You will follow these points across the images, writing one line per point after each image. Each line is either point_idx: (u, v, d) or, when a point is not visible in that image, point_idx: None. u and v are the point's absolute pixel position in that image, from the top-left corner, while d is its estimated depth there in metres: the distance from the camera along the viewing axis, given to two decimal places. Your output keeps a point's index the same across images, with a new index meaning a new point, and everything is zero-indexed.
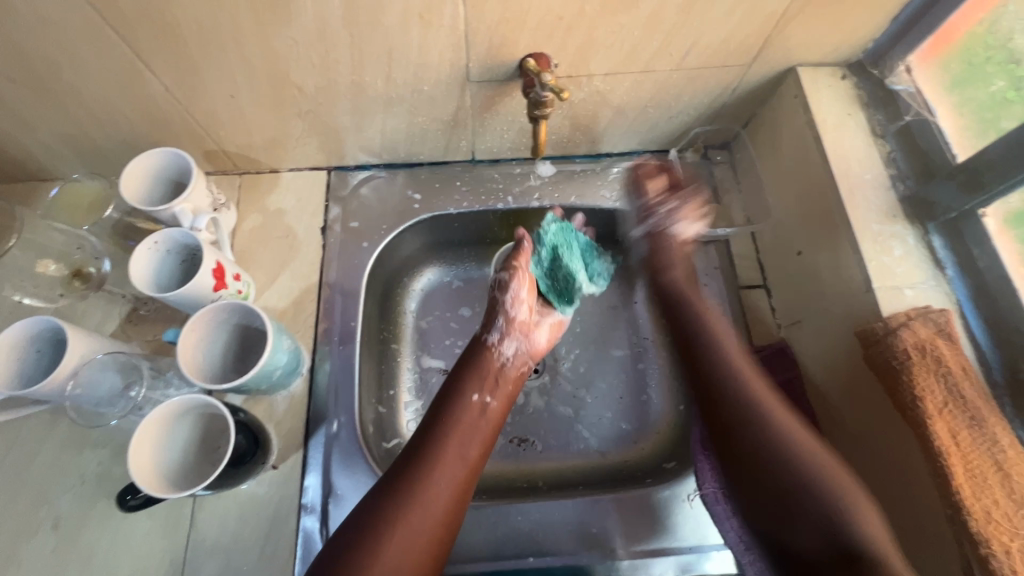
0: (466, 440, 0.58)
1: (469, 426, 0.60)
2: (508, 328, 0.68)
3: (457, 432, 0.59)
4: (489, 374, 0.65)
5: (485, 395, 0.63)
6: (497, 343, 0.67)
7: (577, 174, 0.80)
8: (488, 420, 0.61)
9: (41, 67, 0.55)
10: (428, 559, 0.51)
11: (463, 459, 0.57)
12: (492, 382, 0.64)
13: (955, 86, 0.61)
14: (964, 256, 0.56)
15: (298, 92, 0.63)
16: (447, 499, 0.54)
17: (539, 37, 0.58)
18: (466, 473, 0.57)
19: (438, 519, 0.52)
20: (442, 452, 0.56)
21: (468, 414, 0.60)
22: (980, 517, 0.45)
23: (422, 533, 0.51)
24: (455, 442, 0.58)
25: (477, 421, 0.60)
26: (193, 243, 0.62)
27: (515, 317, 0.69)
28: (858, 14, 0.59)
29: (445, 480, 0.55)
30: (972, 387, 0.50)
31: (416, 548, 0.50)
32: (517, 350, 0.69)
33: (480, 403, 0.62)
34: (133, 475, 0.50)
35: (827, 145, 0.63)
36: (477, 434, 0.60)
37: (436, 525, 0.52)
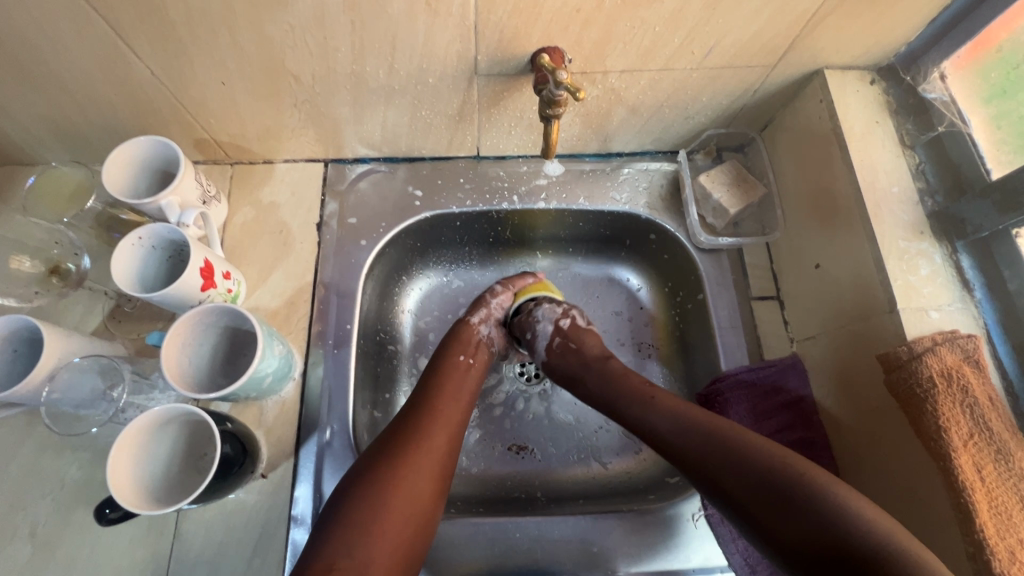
0: (456, 390, 0.61)
1: (459, 378, 0.63)
2: (487, 314, 0.71)
3: (449, 383, 0.62)
4: (471, 340, 0.68)
5: (469, 356, 0.66)
6: (478, 324, 0.70)
7: (586, 174, 0.76)
8: (474, 376, 0.64)
9: (16, 46, 0.51)
10: (436, 489, 0.53)
11: (457, 402, 0.60)
12: (472, 347, 0.67)
13: (994, 96, 0.58)
14: (993, 278, 0.53)
15: (293, 81, 0.59)
16: (447, 438, 0.56)
17: (554, 30, 0.54)
18: (461, 413, 0.60)
19: (442, 455, 0.55)
20: (439, 399, 0.59)
21: (457, 370, 0.63)
22: (1003, 557, 0.43)
23: (428, 468, 0.53)
24: (449, 387, 0.61)
25: (465, 376, 0.63)
26: (180, 239, 0.58)
27: (494, 311, 0.72)
28: (892, 17, 0.55)
29: (445, 419, 0.57)
30: (1000, 419, 0.48)
31: (427, 475, 0.52)
32: (492, 332, 0.71)
33: (466, 362, 0.65)
34: (113, 490, 0.47)
35: (853, 154, 0.60)
36: (466, 388, 0.63)
37: (442, 457, 0.54)
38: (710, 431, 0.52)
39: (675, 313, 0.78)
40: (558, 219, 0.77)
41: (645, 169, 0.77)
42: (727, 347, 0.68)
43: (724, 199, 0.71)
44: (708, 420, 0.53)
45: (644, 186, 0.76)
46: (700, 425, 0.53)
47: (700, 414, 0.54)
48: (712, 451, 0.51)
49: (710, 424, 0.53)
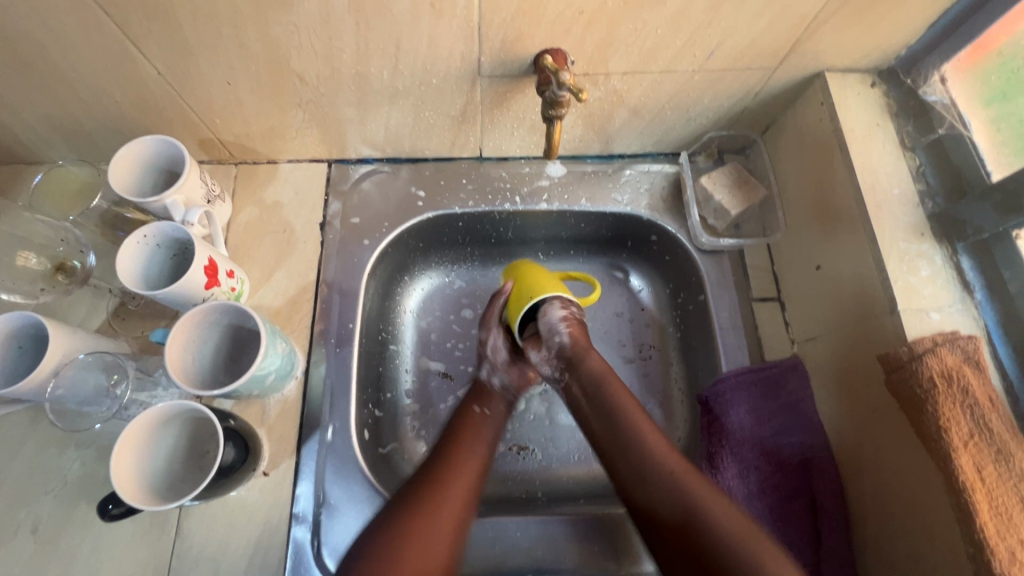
0: (473, 440, 0.60)
1: (476, 429, 0.62)
2: (494, 366, 0.69)
3: (464, 434, 0.61)
4: (484, 392, 0.67)
5: (483, 407, 0.65)
6: (487, 377, 0.68)
7: (588, 175, 0.77)
8: (491, 427, 0.63)
9: (25, 46, 0.52)
10: (451, 550, 0.51)
11: (475, 453, 0.59)
12: (487, 399, 0.66)
13: (994, 99, 0.58)
14: (994, 279, 0.53)
15: (298, 82, 0.60)
16: (464, 492, 0.55)
17: (557, 32, 0.55)
18: (480, 467, 0.58)
19: (459, 512, 0.53)
20: (456, 450, 0.59)
21: (472, 423, 0.62)
22: (1003, 558, 0.43)
23: (445, 521, 0.52)
24: (465, 438, 0.60)
25: (481, 428, 0.62)
26: (185, 237, 0.59)
27: (500, 357, 0.69)
28: (892, 20, 0.56)
29: (462, 472, 0.56)
30: (1000, 420, 0.48)
31: (443, 533, 0.51)
32: (505, 379, 0.68)
33: (481, 413, 0.64)
34: (116, 485, 0.48)
35: (853, 156, 0.60)
36: (484, 437, 0.61)
37: (460, 514, 0.53)
38: (673, 483, 0.50)
39: (676, 314, 0.78)
40: (560, 220, 0.77)
41: (647, 171, 0.77)
42: (728, 348, 0.68)
43: (725, 201, 0.71)
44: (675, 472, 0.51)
45: (645, 187, 0.76)
46: (665, 476, 0.51)
47: (673, 463, 0.52)
48: (665, 503, 0.50)
49: (671, 472, 0.51)
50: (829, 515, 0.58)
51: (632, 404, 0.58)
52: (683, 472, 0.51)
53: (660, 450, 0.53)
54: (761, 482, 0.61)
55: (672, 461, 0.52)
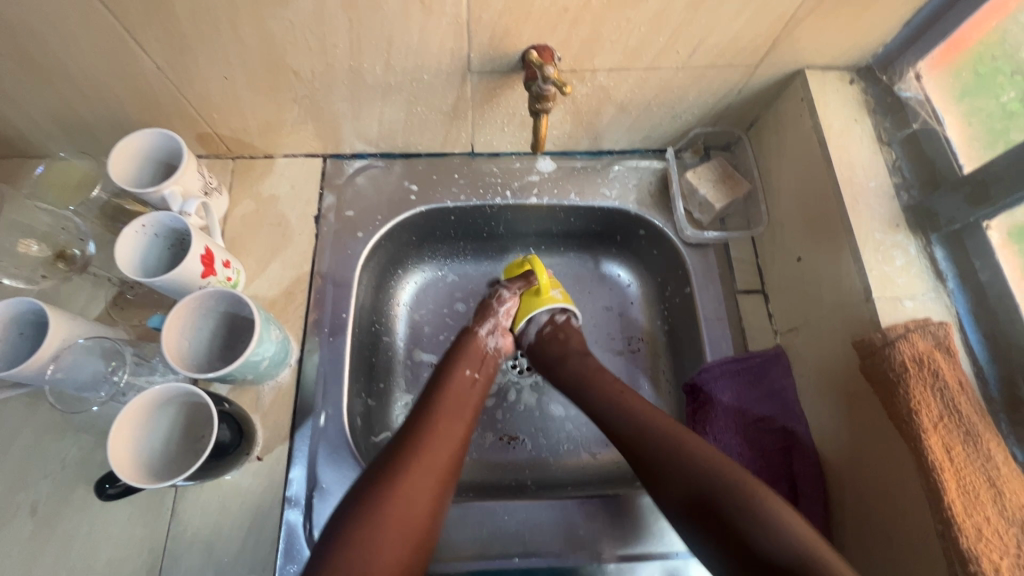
0: (459, 404, 0.62)
1: (464, 393, 0.63)
2: (495, 325, 0.72)
3: (452, 397, 0.62)
4: (478, 355, 0.68)
5: (475, 371, 0.66)
6: (484, 335, 0.70)
7: (577, 171, 0.78)
8: (479, 391, 0.65)
9: (28, 40, 0.53)
10: (434, 509, 0.53)
11: (460, 416, 0.61)
12: (479, 362, 0.68)
13: (966, 95, 0.60)
14: (966, 269, 0.55)
15: (293, 77, 0.62)
16: (447, 455, 0.57)
17: (543, 29, 0.56)
18: (464, 430, 0.60)
19: (441, 474, 0.55)
20: (441, 414, 0.60)
21: (461, 384, 0.64)
22: (971, 533, 0.44)
23: (425, 486, 0.53)
24: (450, 401, 0.62)
25: (470, 390, 0.64)
26: (182, 227, 0.60)
27: (503, 321, 0.72)
28: (868, 19, 0.58)
29: (446, 435, 0.58)
30: (969, 403, 0.49)
31: (425, 493, 0.53)
32: (500, 343, 0.71)
33: (472, 377, 0.65)
34: (113, 464, 0.49)
35: (832, 150, 0.62)
36: (470, 402, 0.63)
37: (441, 475, 0.55)
38: (677, 448, 0.56)
39: (664, 306, 0.80)
40: (550, 214, 0.79)
41: (635, 166, 0.79)
42: (712, 338, 0.70)
43: (708, 196, 0.73)
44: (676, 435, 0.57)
45: (633, 183, 0.78)
46: (669, 444, 0.56)
47: (671, 430, 0.58)
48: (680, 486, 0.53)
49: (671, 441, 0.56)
50: (809, 498, 0.59)
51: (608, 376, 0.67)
52: (683, 439, 0.56)
53: (652, 423, 0.59)
54: (744, 467, 0.62)
55: (669, 428, 0.58)
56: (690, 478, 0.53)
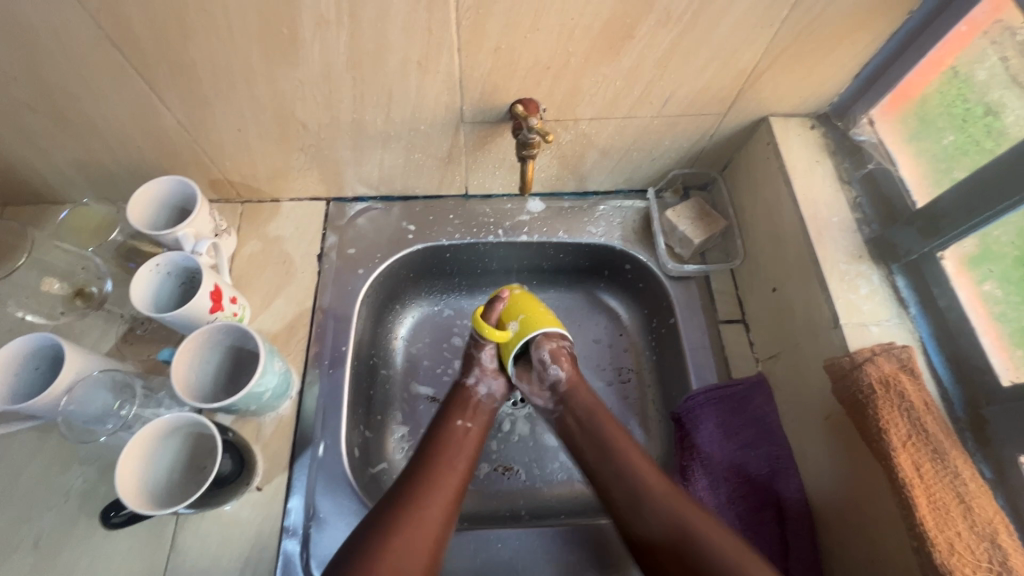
0: (454, 453, 0.63)
1: (456, 445, 0.64)
2: (482, 372, 0.71)
3: (445, 452, 0.62)
4: (469, 403, 0.69)
5: (468, 421, 0.67)
6: (474, 384, 0.70)
7: (565, 211, 0.83)
8: (473, 441, 0.65)
9: (62, 96, 0.59)
10: (429, 563, 0.54)
11: (454, 470, 0.61)
12: (473, 410, 0.68)
13: (913, 137, 0.66)
14: (926, 297, 0.59)
15: (301, 128, 0.67)
16: (441, 510, 0.57)
17: (529, 84, 0.63)
18: (458, 484, 0.60)
19: (434, 532, 0.55)
20: (432, 469, 0.60)
21: (456, 436, 0.64)
22: (943, 549, 0.46)
23: (421, 541, 0.54)
24: (445, 455, 0.62)
25: (462, 442, 0.64)
26: (194, 266, 0.64)
27: (489, 364, 0.71)
28: (820, 72, 0.65)
29: (437, 490, 0.58)
30: (935, 422, 0.52)
31: (418, 552, 0.54)
32: (492, 387, 0.71)
33: (465, 427, 0.66)
34: (119, 491, 0.51)
35: (797, 189, 0.67)
36: (465, 450, 0.64)
37: (434, 533, 0.55)
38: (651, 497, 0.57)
39: (652, 337, 0.83)
40: (540, 251, 0.83)
41: (619, 206, 0.84)
42: (697, 366, 0.73)
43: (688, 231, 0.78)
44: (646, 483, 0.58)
45: (617, 221, 0.83)
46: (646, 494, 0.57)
47: (640, 475, 0.59)
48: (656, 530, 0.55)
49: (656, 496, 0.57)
50: (796, 524, 0.61)
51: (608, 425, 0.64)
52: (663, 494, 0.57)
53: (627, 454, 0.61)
54: (730, 493, 0.64)
55: (648, 482, 0.58)
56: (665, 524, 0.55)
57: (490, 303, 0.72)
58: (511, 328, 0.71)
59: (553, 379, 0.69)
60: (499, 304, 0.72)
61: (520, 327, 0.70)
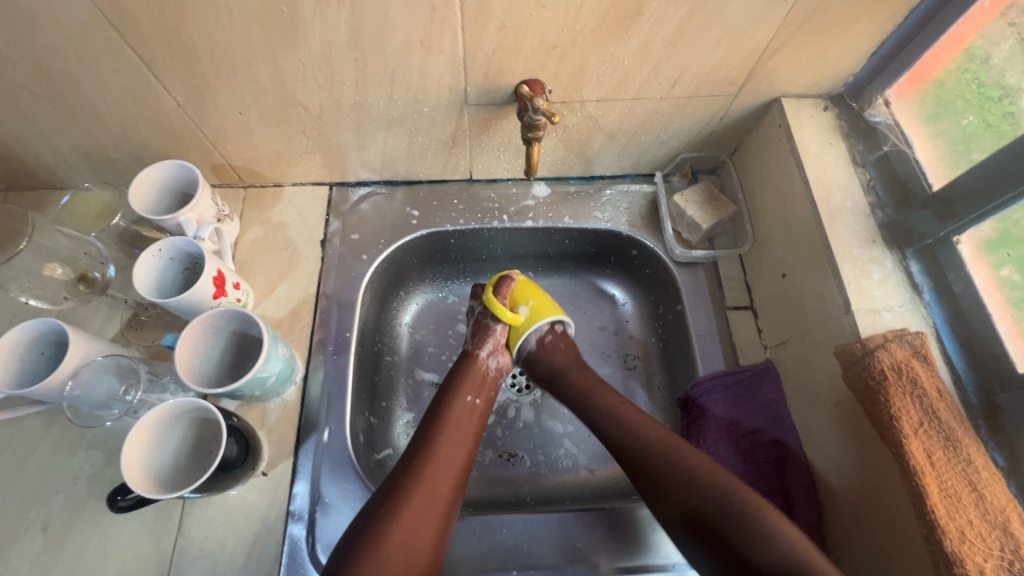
0: (462, 429, 0.62)
1: (464, 420, 0.63)
2: (495, 346, 0.72)
3: (451, 426, 0.62)
4: (479, 378, 0.68)
5: (476, 397, 0.66)
6: (485, 356, 0.70)
7: (571, 195, 0.82)
8: (479, 417, 0.65)
9: (60, 79, 0.58)
10: (436, 539, 0.54)
11: (462, 446, 0.61)
12: (479, 384, 0.67)
13: (932, 118, 0.64)
14: (941, 282, 0.58)
15: (303, 111, 0.66)
16: (449, 484, 0.57)
17: (535, 64, 0.61)
18: (465, 459, 0.60)
19: (440, 505, 0.56)
20: (439, 443, 0.60)
21: (463, 410, 0.64)
22: (954, 537, 0.45)
23: (430, 516, 0.54)
24: (452, 431, 0.61)
25: (470, 417, 0.64)
26: (196, 251, 0.64)
27: (501, 339, 0.73)
28: (836, 50, 0.63)
29: (445, 466, 0.58)
30: (948, 409, 0.51)
31: (427, 525, 0.54)
32: (501, 361, 0.72)
33: (472, 403, 0.65)
34: (125, 474, 0.52)
35: (809, 172, 0.66)
36: (472, 427, 0.63)
37: (441, 507, 0.56)
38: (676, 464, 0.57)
39: (658, 324, 0.82)
40: (545, 236, 0.82)
41: (626, 190, 0.83)
42: (704, 353, 0.72)
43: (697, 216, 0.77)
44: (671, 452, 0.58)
45: (623, 206, 0.82)
46: (670, 460, 0.57)
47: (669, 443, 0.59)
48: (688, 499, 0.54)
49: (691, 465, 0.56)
50: (803, 511, 0.60)
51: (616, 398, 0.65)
52: (704, 465, 0.56)
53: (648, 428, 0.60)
54: (737, 479, 0.64)
55: (676, 450, 0.58)
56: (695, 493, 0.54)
57: (502, 281, 0.74)
58: (521, 312, 0.74)
59: (546, 360, 0.72)
60: (510, 283, 0.75)
61: (531, 313, 0.73)
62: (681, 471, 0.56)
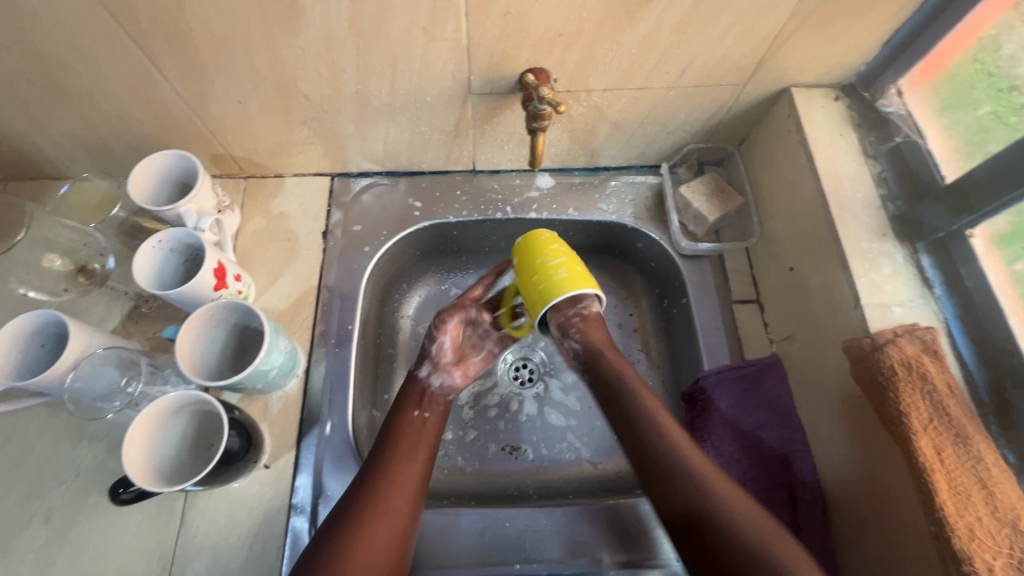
0: (414, 446, 0.60)
1: (415, 436, 0.61)
2: (434, 366, 0.68)
3: (403, 444, 0.60)
4: (415, 394, 0.65)
5: (424, 411, 0.64)
6: (427, 375, 0.67)
7: (575, 187, 0.81)
8: (431, 433, 0.62)
9: (57, 68, 0.57)
10: (394, 560, 0.53)
11: (414, 462, 0.59)
12: (426, 399, 0.65)
13: (946, 108, 0.63)
14: (952, 276, 0.57)
15: (303, 100, 0.65)
16: (405, 503, 0.56)
17: (539, 52, 0.60)
18: (420, 475, 0.58)
19: (401, 523, 0.54)
20: (393, 462, 0.58)
21: (413, 427, 0.62)
22: (962, 534, 0.45)
23: (383, 539, 0.53)
24: (402, 449, 0.59)
25: (420, 433, 0.61)
26: (197, 244, 0.63)
27: (445, 359, 0.68)
28: (848, 39, 0.61)
29: (400, 487, 0.56)
30: (959, 406, 0.50)
31: (382, 549, 0.52)
32: (446, 381, 0.68)
33: (420, 418, 0.63)
34: (126, 467, 0.51)
35: (819, 163, 0.64)
36: (425, 442, 0.61)
37: (401, 525, 0.54)
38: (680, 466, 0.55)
39: (663, 318, 0.82)
40: (549, 228, 0.81)
41: (631, 182, 0.82)
42: (709, 347, 0.71)
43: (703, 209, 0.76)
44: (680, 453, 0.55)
45: (628, 198, 0.81)
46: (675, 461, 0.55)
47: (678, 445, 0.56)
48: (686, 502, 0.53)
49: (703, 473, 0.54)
50: (808, 506, 0.60)
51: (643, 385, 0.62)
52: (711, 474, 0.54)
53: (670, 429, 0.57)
54: (742, 474, 0.63)
55: (683, 451, 0.56)
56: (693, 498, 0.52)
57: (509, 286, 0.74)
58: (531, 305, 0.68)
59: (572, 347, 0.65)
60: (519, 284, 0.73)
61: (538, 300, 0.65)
62: (686, 477, 0.54)
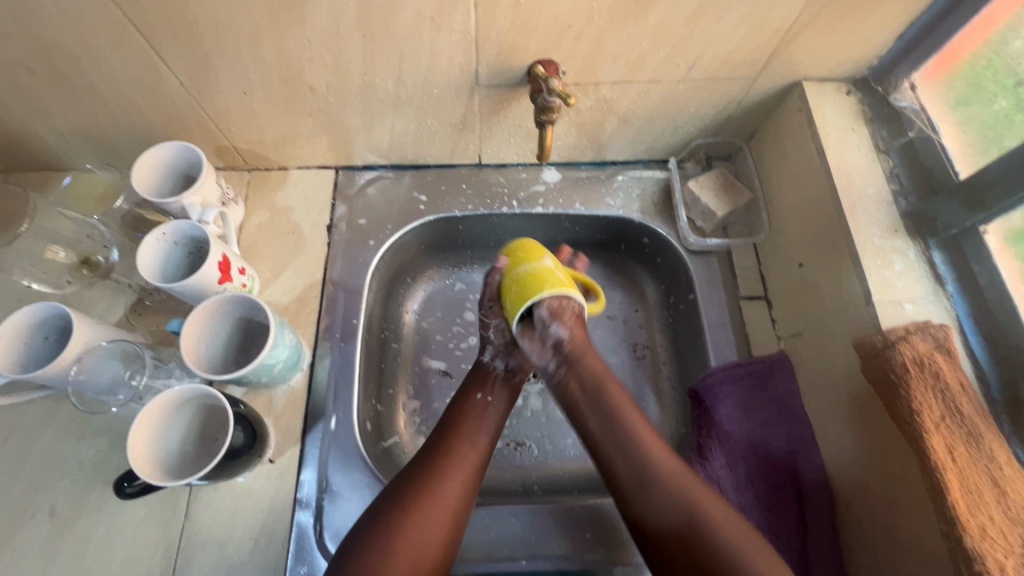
0: (474, 430, 0.60)
1: (477, 420, 0.61)
2: (497, 347, 0.67)
3: (464, 426, 0.60)
4: (486, 379, 0.65)
5: (487, 394, 0.63)
6: (489, 359, 0.66)
7: (582, 181, 0.80)
8: (496, 417, 0.62)
9: (60, 57, 0.57)
10: (445, 544, 0.53)
11: (474, 446, 0.59)
12: (492, 383, 0.64)
13: (960, 103, 0.62)
14: (965, 273, 0.56)
15: (309, 91, 0.64)
16: (460, 488, 0.55)
17: (548, 44, 0.59)
18: (478, 460, 0.58)
19: (452, 505, 0.54)
20: (453, 445, 0.58)
21: (476, 409, 0.61)
22: (975, 534, 0.44)
23: (439, 523, 0.53)
24: (464, 432, 0.59)
25: (483, 417, 0.61)
26: (200, 235, 0.62)
27: (505, 338, 0.67)
28: (862, 32, 0.60)
29: (458, 472, 0.56)
30: (971, 404, 0.50)
31: (435, 531, 0.52)
32: (512, 361, 0.66)
33: (484, 401, 0.62)
34: (131, 461, 0.51)
35: (830, 158, 0.64)
36: (485, 426, 0.61)
37: (453, 510, 0.54)
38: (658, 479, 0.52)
39: (669, 314, 0.81)
40: (555, 223, 0.81)
41: (638, 176, 0.81)
42: (717, 344, 0.71)
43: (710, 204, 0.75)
44: (658, 463, 0.53)
45: (636, 192, 0.80)
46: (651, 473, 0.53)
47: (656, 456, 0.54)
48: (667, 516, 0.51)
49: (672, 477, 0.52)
50: (816, 503, 0.60)
51: (617, 387, 0.58)
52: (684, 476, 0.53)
53: (643, 437, 0.55)
54: (750, 472, 0.63)
55: (658, 460, 0.54)
56: (674, 513, 0.51)
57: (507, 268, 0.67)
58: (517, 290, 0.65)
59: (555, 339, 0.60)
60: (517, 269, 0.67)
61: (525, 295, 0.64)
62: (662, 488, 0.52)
